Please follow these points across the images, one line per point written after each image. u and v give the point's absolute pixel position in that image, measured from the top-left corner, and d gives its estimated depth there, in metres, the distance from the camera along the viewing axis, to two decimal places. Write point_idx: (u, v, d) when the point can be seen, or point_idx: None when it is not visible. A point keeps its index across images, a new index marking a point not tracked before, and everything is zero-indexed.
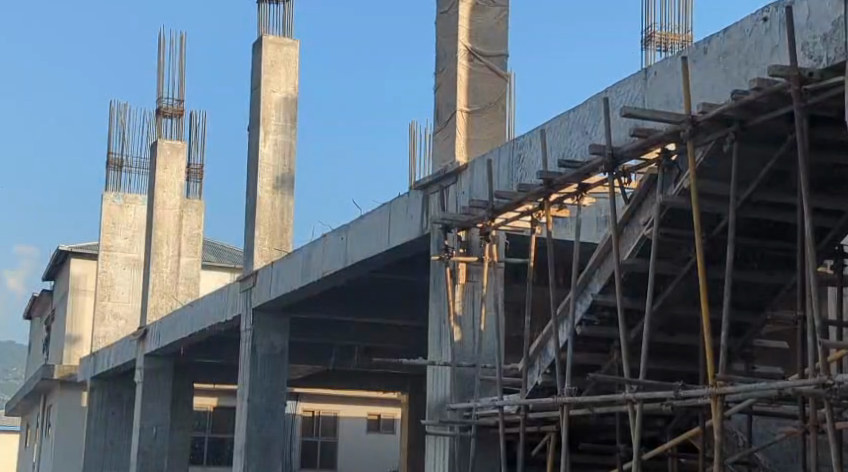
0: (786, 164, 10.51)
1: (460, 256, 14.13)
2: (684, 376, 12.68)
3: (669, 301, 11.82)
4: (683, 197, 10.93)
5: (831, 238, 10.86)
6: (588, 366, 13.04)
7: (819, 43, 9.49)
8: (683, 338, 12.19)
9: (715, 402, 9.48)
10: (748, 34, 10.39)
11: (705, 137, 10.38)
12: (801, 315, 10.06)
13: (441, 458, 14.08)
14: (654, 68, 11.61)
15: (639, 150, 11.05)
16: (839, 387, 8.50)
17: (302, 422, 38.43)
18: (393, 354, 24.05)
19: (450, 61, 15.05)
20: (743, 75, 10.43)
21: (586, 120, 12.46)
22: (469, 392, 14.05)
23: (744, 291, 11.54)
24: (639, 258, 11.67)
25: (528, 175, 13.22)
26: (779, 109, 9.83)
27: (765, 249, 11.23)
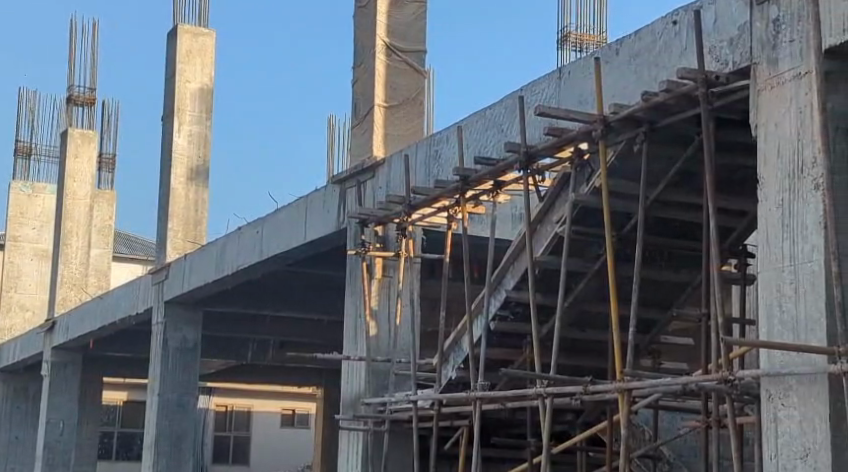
0: (694, 165, 10.74)
1: (376, 251, 14.22)
2: (594, 371, 12.90)
3: (580, 297, 12.01)
4: (595, 195, 11.12)
5: (735, 237, 11.11)
6: (500, 362, 13.21)
7: (725, 48, 9.73)
8: (593, 334, 12.39)
9: (622, 396, 9.68)
10: (659, 36, 10.61)
11: (617, 137, 10.55)
12: (707, 312, 10.28)
13: (354, 452, 14.16)
14: (568, 68, 11.80)
15: (552, 148, 11.21)
16: (740, 382, 8.75)
17: (214, 416, 38.42)
18: (307, 349, 24.09)
19: (368, 55, 15.13)
20: (653, 76, 10.65)
21: (502, 118, 12.64)
22: (383, 386, 14.16)
23: (651, 287, 11.75)
24: (551, 255, 11.85)
25: (444, 170, 13.38)
26: (687, 111, 10.04)
27: (672, 247, 11.44)
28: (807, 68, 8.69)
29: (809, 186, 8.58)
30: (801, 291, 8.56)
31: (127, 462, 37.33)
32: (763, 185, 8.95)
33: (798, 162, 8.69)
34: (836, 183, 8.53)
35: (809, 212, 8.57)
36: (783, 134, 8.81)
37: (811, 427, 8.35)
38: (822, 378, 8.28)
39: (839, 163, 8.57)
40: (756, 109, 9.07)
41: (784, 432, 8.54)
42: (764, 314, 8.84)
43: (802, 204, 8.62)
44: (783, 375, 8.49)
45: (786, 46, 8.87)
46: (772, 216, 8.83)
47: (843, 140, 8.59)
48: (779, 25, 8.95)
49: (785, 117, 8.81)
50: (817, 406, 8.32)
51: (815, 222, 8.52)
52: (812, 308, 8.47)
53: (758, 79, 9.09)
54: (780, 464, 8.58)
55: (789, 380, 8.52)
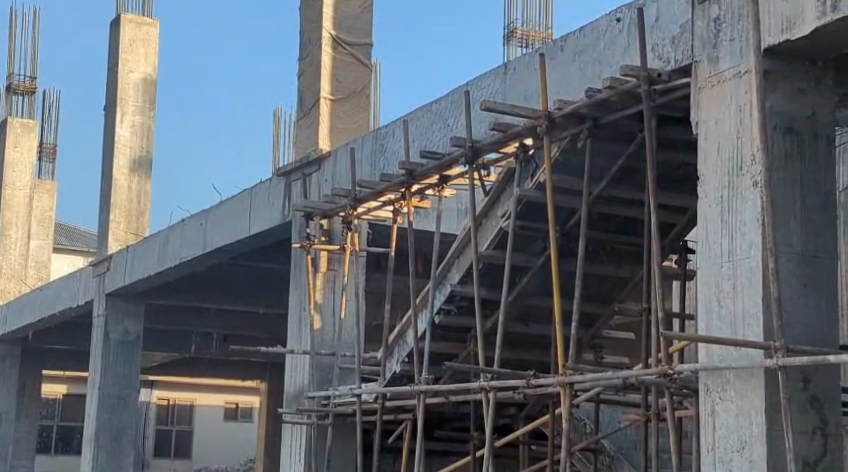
0: (636, 161, 10.85)
1: (320, 245, 14.25)
2: (537, 364, 13.00)
3: (524, 291, 12.09)
4: (539, 190, 11.21)
5: (676, 234, 11.24)
6: (444, 356, 13.28)
7: (668, 46, 9.84)
8: (536, 328, 12.49)
9: (564, 390, 9.76)
10: (602, 33, 10.72)
11: (561, 133, 10.64)
12: (648, 307, 10.40)
13: (297, 446, 14.19)
14: (513, 64, 11.88)
15: (498, 143, 11.26)
16: (679, 376, 8.86)
17: (156, 410, 38.12)
18: (251, 342, 24.07)
19: (314, 47, 15.15)
20: (597, 73, 10.75)
21: (448, 112, 12.71)
22: (327, 380, 14.18)
23: (594, 282, 11.87)
24: (496, 249, 11.92)
25: (390, 164, 13.45)
26: (630, 108, 10.15)
27: (615, 243, 11.55)
28: (746, 67, 8.81)
29: (748, 183, 8.71)
30: (740, 287, 8.68)
31: (66, 456, 37.13)
32: (703, 181, 9.06)
33: (737, 159, 8.81)
34: (775, 180, 8.66)
35: (748, 209, 8.69)
36: (723, 132, 8.93)
37: (748, 420, 8.48)
38: (759, 372, 8.41)
39: (777, 161, 8.70)
40: (697, 107, 9.19)
41: (721, 426, 8.67)
42: (704, 310, 8.96)
43: (741, 200, 8.75)
44: (721, 370, 8.62)
45: (726, 44, 9.00)
46: (712, 212, 8.95)
47: (782, 138, 8.72)
48: (720, 24, 9.07)
49: (725, 115, 8.93)
50: (753, 400, 8.45)
51: (752, 218, 8.65)
52: (750, 304, 8.60)
53: (700, 77, 9.21)
54: (717, 458, 8.71)
55: (727, 374, 8.64)
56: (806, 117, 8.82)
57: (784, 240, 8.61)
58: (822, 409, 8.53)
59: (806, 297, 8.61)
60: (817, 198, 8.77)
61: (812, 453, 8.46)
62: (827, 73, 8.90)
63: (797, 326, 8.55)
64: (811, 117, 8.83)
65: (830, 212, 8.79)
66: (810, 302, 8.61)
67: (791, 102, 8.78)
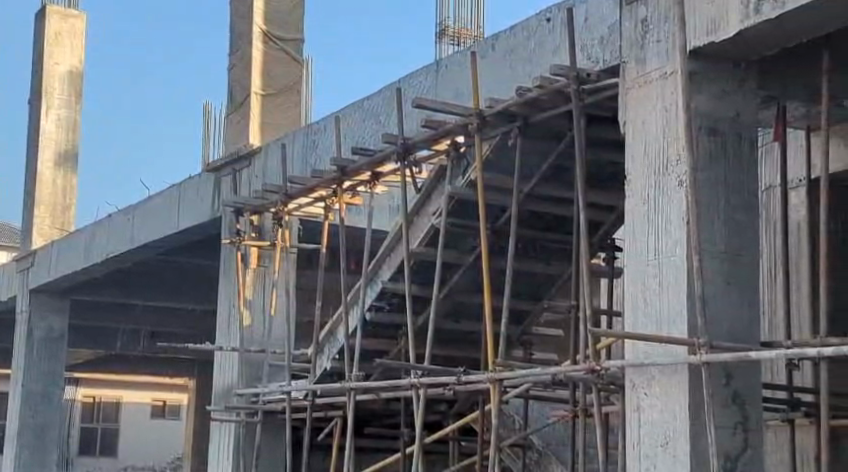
0: (566, 160, 10.96)
1: (251, 240, 14.24)
2: (467, 361, 13.10)
3: (454, 289, 12.16)
4: (470, 188, 11.28)
5: (605, 232, 11.37)
6: (375, 352, 13.33)
7: (596, 46, 9.99)
8: (467, 325, 12.57)
9: (493, 386, 9.84)
10: (532, 32, 10.82)
11: (492, 131, 10.72)
12: (577, 304, 10.49)
13: (226, 443, 14.21)
14: (445, 61, 11.96)
15: (429, 141, 11.31)
16: (605, 373, 8.98)
17: (82, 408, 37.74)
18: (178, 339, 24.00)
19: (244, 42, 15.15)
20: (527, 73, 10.85)
21: (379, 109, 12.80)
22: (256, 376, 14.20)
23: (523, 278, 11.98)
24: (428, 246, 11.97)
25: (322, 160, 13.51)
26: (560, 107, 10.24)
27: (545, 241, 11.66)
28: (672, 68, 8.94)
29: (673, 182, 8.84)
30: (664, 284, 8.81)
31: None
32: (630, 179, 9.18)
33: (663, 159, 8.94)
34: (700, 180, 8.80)
35: (673, 208, 8.82)
36: (650, 133, 9.06)
37: (672, 416, 8.62)
38: (683, 369, 8.55)
39: (702, 161, 8.84)
40: (624, 107, 9.32)
41: (645, 422, 8.82)
42: (630, 306, 9.09)
43: (667, 199, 8.87)
44: (646, 366, 8.75)
45: (653, 45, 9.12)
46: (639, 210, 9.07)
47: (706, 139, 8.85)
48: (647, 25, 9.19)
49: (651, 115, 9.06)
50: (677, 397, 8.59)
51: (678, 217, 8.78)
52: (674, 300, 8.74)
53: (627, 77, 9.33)
54: (642, 453, 8.86)
55: (652, 371, 8.77)
56: (730, 118, 8.96)
57: (708, 239, 8.76)
58: (743, 404, 8.68)
59: (729, 294, 8.75)
60: (741, 198, 8.92)
61: (734, 447, 8.61)
62: (750, 74, 9.06)
63: (720, 322, 8.70)
64: (735, 118, 8.97)
65: (752, 211, 8.94)
66: (732, 299, 8.76)
67: (716, 103, 8.92)
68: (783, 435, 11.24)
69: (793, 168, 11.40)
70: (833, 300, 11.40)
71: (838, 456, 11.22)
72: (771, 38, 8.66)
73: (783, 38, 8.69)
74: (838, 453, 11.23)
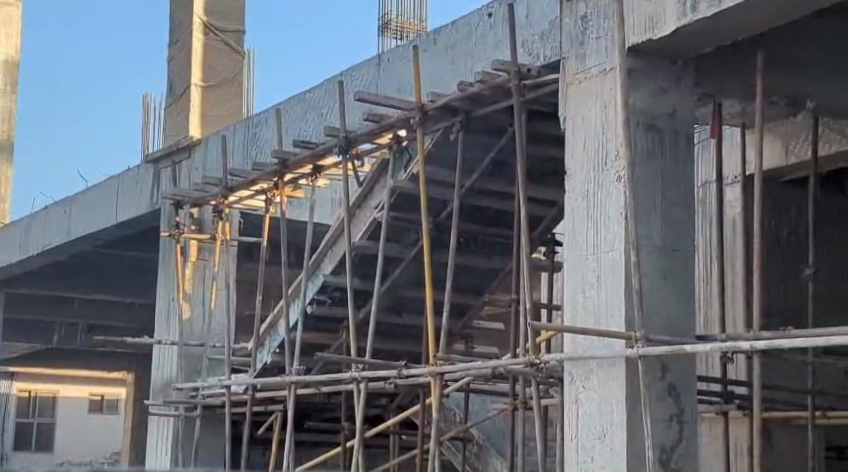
0: (507, 154, 11.01)
1: (190, 233, 14.21)
2: (408, 355, 13.13)
3: (396, 282, 12.18)
4: (412, 182, 11.31)
5: (545, 226, 11.44)
6: (316, 346, 13.33)
7: (537, 42, 10.16)
8: (408, 319, 12.59)
9: (434, 379, 9.89)
10: (475, 27, 10.88)
11: (435, 125, 10.76)
12: (518, 298, 10.54)
13: (164, 437, 14.19)
14: (387, 55, 12.00)
15: (371, 134, 11.32)
16: (545, 366, 9.05)
17: (19, 402, 37.36)
18: (117, 333, 23.86)
19: (185, 32, 15.46)
20: (469, 67, 10.91)
21: (323, 102, 12.95)
22: (196, 370, 14.18)
23: (464, 272, 12.03)
24: (369, 240, 11.98)
25: (262, 152, 13.61)
26: (501, 102, 10.30)
27: (486, 235, 11.71)
28: (612, 64, 9.03)
29: (611, 178, 8.93)
30: (602, 279, 8.90)
31: None
32: (569, 174, 9.26)
33: (602, 154, 9.02)
34: (638, 176, 8.89)
35: (611, 203, 8.90)
36: (589, 128, 9.14)
37: (609, 409, 8.72)
38: (621, 362, 8.64)
39: (640, 157, 8.92)
40: (564, 103, 9.39)
41: (584, 415, 8.90)
42: (568, 299, 9.16)
43: (605, 194, 8.96)
44: (584, 359, 8.84)
45: (593, 42, 9.19)
46: (578, 206, 9.15)
47: (644, 135, 8.94)
48: (587, 21, 9.26)
49: (590, 111, 9.14)
50: (615, 390, 8.69)
51: (616, 212, 8.86)
52: (612, 294, 8.82)
53: (567, 73, 9.40)
54: (579, 446, 8.94)
55: (591, 364, 8.86)
56: (667, 115, 9.06)
57: (645, 234, 8.85)
58: (679, 397, 8.79)
59: (665, 288, 8.85)
60: (678, 193, 9.02)
61: (669, 439, 8.71)
62: (687, 71, 9.17)
63: (656, 317, 8.80)
64: (671, 115, 9.07)
65: (688, 207, 9.05)
66: (668, 294, 8.86)
67: (654, 99, 9.01)
68: (717, 428, 11.35)
69: (728, 165, 11.52)
70: (770, 295, 11.51)
71: (771, 449, 11.36)
72: (708, 36, 8.77)
73: (720, 36, 8.79)
74: (770, 446, 11.38)
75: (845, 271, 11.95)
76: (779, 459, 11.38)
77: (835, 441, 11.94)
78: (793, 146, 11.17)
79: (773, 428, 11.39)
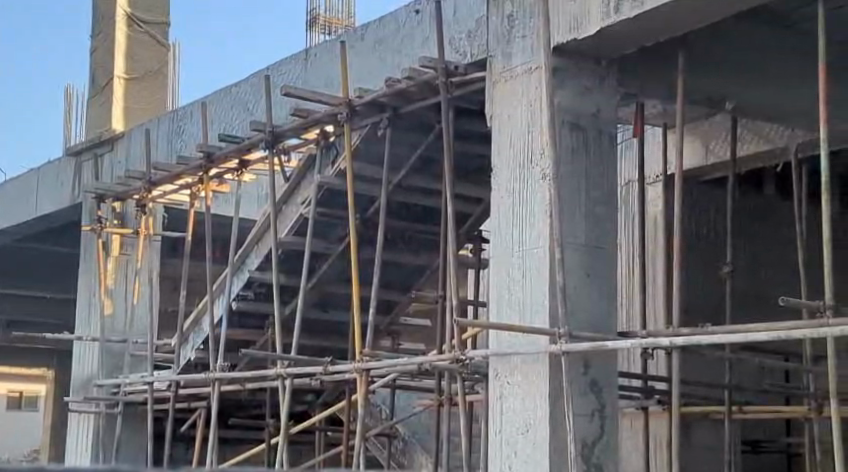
0: (435, 151, 11.03)
1: (113, 228, 14.12)
2: (334, 351, 13.12)
3: (322, 279, 12.16)
4: (339, 178, 11.29)
5: (472, 223, 11.49)
6: (241, 342, 13.27)
7: (464, 39, 10.27)
8: (335, 315, 12.58)
9: (360, 375, 9.87)
10: (402, 23, 10.91)
11: (362, 121, 10.75)
12: (444, 294, 10.57)
13: (84, 434, 14.11)
14: (314, 49, 12.02)
15: (298, 129, 11.28)
16: (470, 362, 9.08)
17: None
18: (36, 329, 23.61)
19: (109, 24, 15.32)
20: (396, 64, 10.94)
21: (248, 97, 12.97)
22: (117, 367, 14.10)
23: (391, 269, 12.04)
24: (296, 236, 11.95)
25: (187, 146, 13.60)
26: (428, 99, 10.31)
27: (413, 232, 11.72)
28: (537, 63, 9.09)
29: (537, 176, 8.99)
30: (527, 275, 8.96)
31: None
32: (495, 171, 9.31)
33: (528, 152, 9.08)
34: (563, 174, 8.95)
35: (537, 201, 8.96)
36: (515, 126, 9.19)
37: (532, 403, 8.79)
38: (545, 357, 8.71)
39: (565, 156, 8.99)
40: (490, 100, 9.44)
41: (507, 410, 8.96)
42: (494, 296, 9.21)
43: (530, 192, 9.01)
44: (508, 355, 8.89)
45: (518, 40, 9.25)
46: (504, 203, 9.19)
47: (569, 133, 9.01)
48: (513, 20, 9.31)
49: (515, 109, 9.20)
50: (538, 385, 8.76)
51: (541, 209, 8.92)
52: (536, 291, 8.88)
53: (493, 71, 9.45)
54: (502, 440, 9.00)
55: (515, 360, 8.92)
56: (591, 114, 9.13)
57: (569, 231, 8.91)
58: (600, 392, 8.87)
59: (588, 285, 8.93)
60: (601, 192, 9.10)
61: (590, 433, 8.79)
62: (611, 71, 9.25)
63: (579, 312, 8.88)
64: (595, 115, 9.15)
65: (611, 205, 9.13)
66: (591, 291, 8.93)
67: (578, 98, 9.08)
68: (638, 424, 11.46)
69: (651, 165, 11.63)
70: (692, 293, 11.64)
71: (690, 444, 11.51)
72: (632, 37, 8.86)
73: (643, 37, 8.88)
74: (689, 441, 11.52)
75: (762, 269, 12.13)
76: (698, 454, 11.53)
77: (751, 436, 12.09)
78: (713, 146, 11.39)
79: (692, 423, 11.53)
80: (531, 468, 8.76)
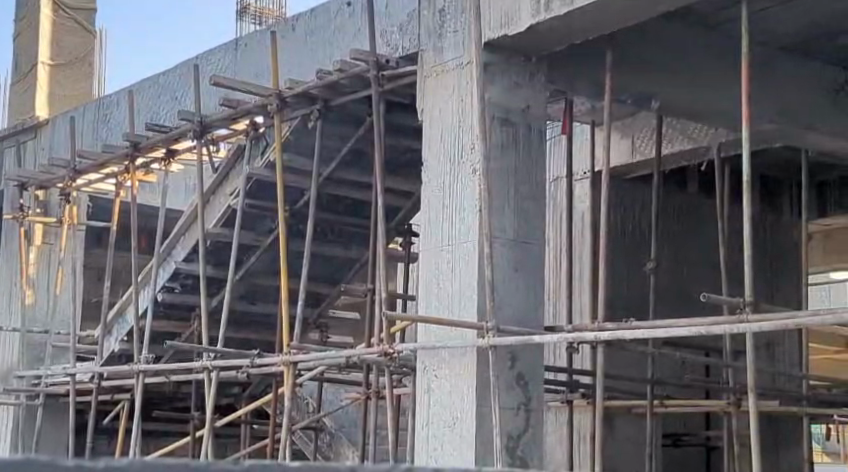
0: (366, 144, 11.04)
1: (35, 216, 13.99)
2: (261, 343, 13.10)
3: (250, 270, 12.13)
4: (268, 169, 11.28)
5: (402, 216, 11.54)
6: (166, 334, 13.20)
7: (396, 33, 10.32)
8: (262, 307, 12.56)
9: (288, 368, 9.85)
10: (333, 15, 10.92)
11: (292, 113, 10.73)
12: (373, 287, 10.58)
13: (4, 425, 13.99)
14: (245, 39, 12.01)
15: (227, 120, 11.21)
16: (398, 356, 9.09)
17: None
18: None
19: (33, 10, 15.12)
20: (327, 56, 10.95)
21: (176, 85, 12.91)
22: (38, 359, 13.99)
23: (320, 262, 12.04)
24: (224, 227, 11.89)
25: (113, 133, 13.54)
26: (360, 91, 10.32)
27: (343, 224, 11.73)
28: (468, 59, 9.13)
29: (467, 170, 9.04)
30: (456, 269, 9.01)
31: None
32: (425, 166, 9.35)
33: (458, 147, 9.13)
34: (492, 169, 9.00)
35: (466, 195, 9.02)
36: (446, 119, 9.23)
37: (460, 396, 8.85)
38: (472, 350, 8.78)
39: (494, 151, 9.04)
40: (421, 94, 9.48)
41: (434, 403, 9.01)
42: (423, 290, 9.25)
43: (461, 187, 9.06)
44: (437, 349, 8.95)
45: (450, 35, 9.29)
46: (434, 197, 9.23)
47: (499, 129, 9.06)
48: (445, 15, 9.35)
49: (447, 104, 9.24)
50: (465, 378, 8.83)
51: (471, 203, 8.98)
52: (464, 285, 8.94)
53: (424, 65, 9.48)
54: (429, 433, 9.05)
55: (443, 354, 8.98)
56: (521, 110, 9.19)
57: (498, 226, 8.98)
58: (527, 386, 8.94)
59: (516, 279, 9.00)
60: (530, 187, 9.16)
61: (517, 426, 8.85)
62: (540, 68, 9.32)
63: (506, 306, 8.95)
64: (525, 110, 9.21)
65: (540, 200, 9.20)
66: (519, 285, 9.00)
67: (508, 94, 9.14)
68: (562, 417, 11.57)
69: (579, 161, 11.73)
70: (617, 287, 11.75)
71: (613, 437, 11.64)
72: (562, 34, 8.94)
73: (573, 34, 8.96)
74: (613, 434, 11.64)
75: (685, 267, 12.28)
76: (620, 447, 11.66)
77: (671, 429, 12.23)
78: (639, 144, 11.53)
79: (616, 417, 11.65)
80: (458, 460, 8.82)
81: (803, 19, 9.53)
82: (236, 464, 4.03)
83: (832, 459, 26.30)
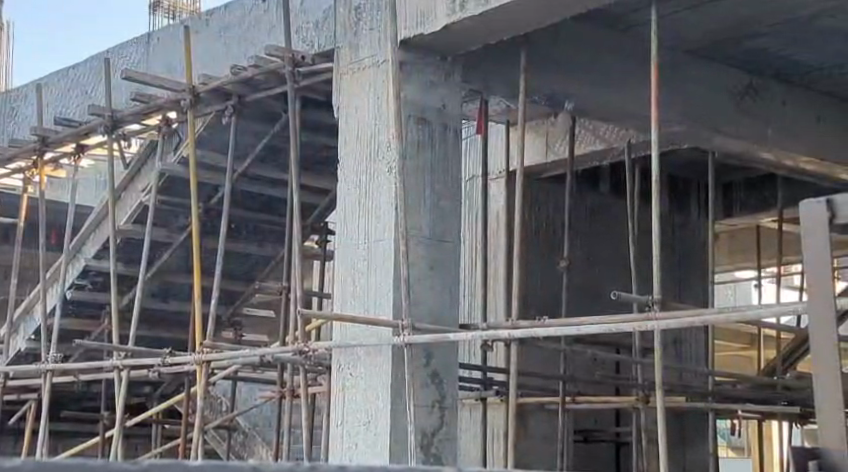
0: (280, 141, 10.98)
1: None
2: (174, 341, 12.99)
3: (163, 268, 12.01)
4: (181, 165, 11.17)
5: (317, 214, 11.59)
6: (75, 333, 13.01)
7: (311, 30, 10.32)
8: (175, 305, 12.44)
9: (201, 367, 9.76)
10: (248, 11, 10.87)
11: (206, 109, 10.62)
12: (287, 286, 10.53)
13: None
14: (158, 33, 11.90)
15: (139, 115, 11.07)
16: (312, 354, 9.02)
17: None
18: None
19: None
20: (241, 51, 10.87)
21: (86, 79, 12.75)
22: None
23: (234, 259, 11.98)
24: (135, 224, 11.74)
25: (20, 127, 13.37)
26: (275, 88, 10.26)
27: (257, 221, 11.67)
28: (384, 58, 9.12)
29: (383, 169, 9.03)
30: (372, 267, 9.00)
31: None
32: (342, 164, 9.33)
33: (375, 145, 9.12)
34: (408, 167, 9.01)
35: (382, 193, 9.01)
36: (362, 118, 9.22)
37: (374, 394, 8.85)
38: (388, 348, 8.78)
39: (411, 150, 9.04)
40: (338, 93, 9.45)
41: (349, 401, 8.99)
42: (339, 288, 9.22)
43: (377, 185, 9.05)
44: (352, 347, 8.93)
45: (366, 33, 9.28)
46: (350, 195, 9.22)
47: (415, 129, 9.06)
48: (361, 13, 9.33)
49: (363, 102, 9.23)
50: (381, 376, 8.82)
51: (387, 202, 8.97)
52: (380, 283, 8.93)
53: (340, 63, 9.46)
54: (344, 432, 9.02)
55: (359, 352, 8.97)
56: (437, 110, 9.20)
57: (414, 225, 8.98)
58: (441, 384, 8.96)
59: (431, 279, 9.02)
60: (446, 186, 9.18)
61: (431, 424, 8.87)
62: (456, 68, 9.35)
63: (421, 305, 8.96)
64: (441, 110, 9.22)
65: (456, 199, 9.22)
66: (434, 284, 9.02)
67: (424, 94, 9.14)
68: (476, 414, 11.64)
69: (493, 160, 11.79)
70: (530, 285, 11.81)
71: (525, 434, 11.70)
72: (477, 34, 8.96)
73: (487, 35, 9.00)
74: (525, 431, 11.70)
75: (596, 266, 12.38)
76: (532, 444, 11.73)
77: (582, 426, 12.34)
78: (554, 144, 11.61)
79: (528, 414, 11.72)
80: (372, 458, 8.81)
81: (712, 22, 9.64)
82: (134, 464, 3.84)
83: (737, 454, 26.73)
